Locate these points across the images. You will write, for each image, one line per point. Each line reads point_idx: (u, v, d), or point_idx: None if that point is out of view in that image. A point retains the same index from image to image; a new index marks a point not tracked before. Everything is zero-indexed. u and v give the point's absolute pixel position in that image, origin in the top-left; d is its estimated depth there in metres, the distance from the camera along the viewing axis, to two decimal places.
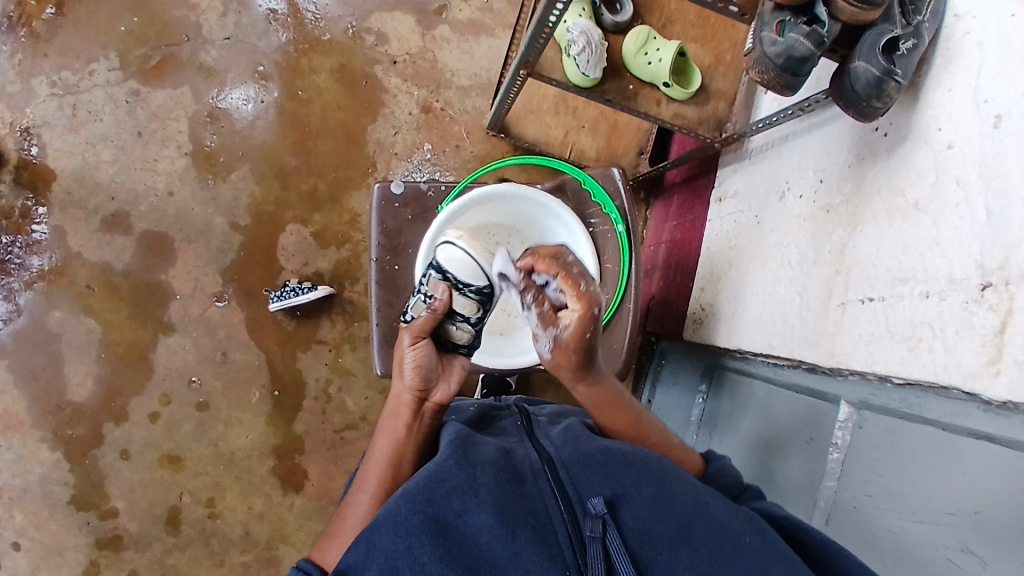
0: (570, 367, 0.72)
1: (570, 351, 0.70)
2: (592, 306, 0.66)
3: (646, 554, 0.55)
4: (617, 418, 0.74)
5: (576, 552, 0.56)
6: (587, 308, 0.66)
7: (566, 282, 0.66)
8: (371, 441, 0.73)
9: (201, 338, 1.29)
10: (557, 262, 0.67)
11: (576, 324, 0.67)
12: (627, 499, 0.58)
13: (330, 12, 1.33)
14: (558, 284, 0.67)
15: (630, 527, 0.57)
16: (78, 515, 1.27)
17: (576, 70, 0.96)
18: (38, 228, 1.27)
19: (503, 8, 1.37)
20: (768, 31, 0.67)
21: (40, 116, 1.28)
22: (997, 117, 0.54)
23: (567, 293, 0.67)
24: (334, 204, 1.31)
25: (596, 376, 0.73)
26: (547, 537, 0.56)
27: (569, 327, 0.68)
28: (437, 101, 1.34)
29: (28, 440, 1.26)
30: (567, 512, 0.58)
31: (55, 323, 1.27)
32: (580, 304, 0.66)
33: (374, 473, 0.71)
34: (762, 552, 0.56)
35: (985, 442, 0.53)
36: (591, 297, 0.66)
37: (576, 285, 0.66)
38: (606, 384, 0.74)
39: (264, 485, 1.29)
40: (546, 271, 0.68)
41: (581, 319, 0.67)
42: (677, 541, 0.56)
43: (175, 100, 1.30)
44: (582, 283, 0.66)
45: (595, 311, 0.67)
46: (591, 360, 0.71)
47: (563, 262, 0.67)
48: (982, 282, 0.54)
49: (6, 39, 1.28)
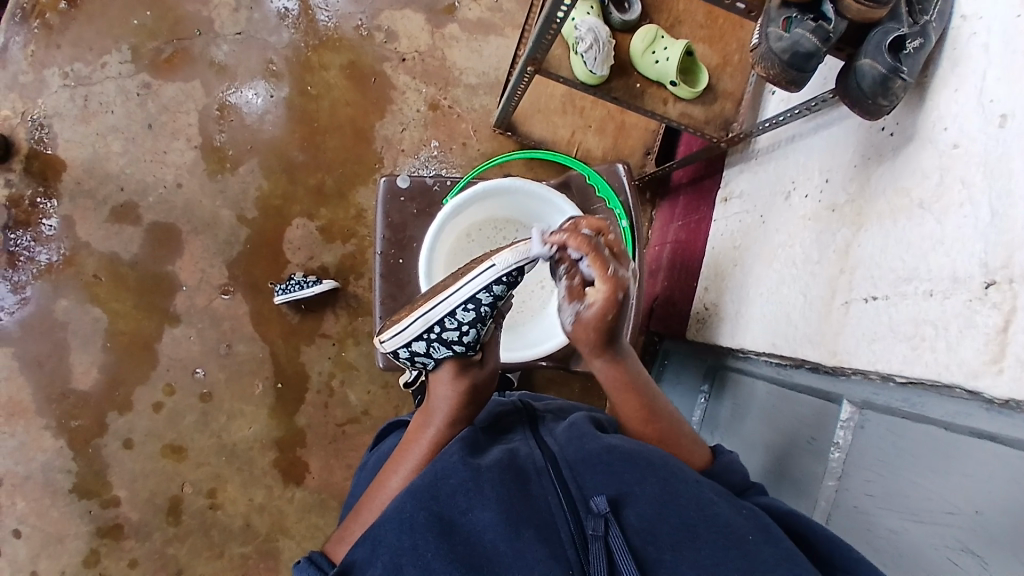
0: (590, 344, 0.67)
1: (591, 330, 0.64)
2: (618, 290, 0.61)
3: (650, 554, 0.54)
4: (629, 403, 0.72)
5: (578, 552, 0.55)
6: (612, 291, 0.61)
7: (593, 259, 0.62)
8: (400, 453, 0.73)
9: (206, 330, 1.30)
10: (590, 240, 0.62)
11: (598, 305, 0.62)
12: (630, 498, 0.58)
13: (341, 10, 1.34)
14: (586, 261, 0.62)
15: (633, 525, 0.56)
16: (79, 503, 1.27)
17: (583, 67, 0.95)
18: (48, 220, 1.28)
19: (512, 8, 1.37)
20: (774, 27, 0.68)
21: (51, 107, 1.29)
22: (1002, 116, 0.54)
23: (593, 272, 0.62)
24: (342, 199, 1.32)
25: (616, 356, 0.69)
26: (551, 535, 0.55)
27: (591, 307, 0.62)
28: (445, 99, 1.35)
29: (31, 427, 1.27)
30: (570, 510, 0.57)
31: (62, 312, 1.28)
32: (605, 284, 0.61)
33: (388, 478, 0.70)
34: (769, 553, 0.54)
35: (987, 441, 0.53)
36: (619, 281, 0.61)
37: (603, 266, 0.61)
38: (623, 364, 0.70)
39: (265, 478, 1.30)
40: (576, 248, 0.63)
41: (604, 302, 0.62)
42: (680, 541, 0.55)
43: (185, 93, 1.31)
44: (611, 265, 0.62)
45: (621, 295, 0.62)
46: (613, 341, 0.67)
47: (596, 241, 0.62)
48: (985, 280, 0.54)
49: (20, 30, 1.29)
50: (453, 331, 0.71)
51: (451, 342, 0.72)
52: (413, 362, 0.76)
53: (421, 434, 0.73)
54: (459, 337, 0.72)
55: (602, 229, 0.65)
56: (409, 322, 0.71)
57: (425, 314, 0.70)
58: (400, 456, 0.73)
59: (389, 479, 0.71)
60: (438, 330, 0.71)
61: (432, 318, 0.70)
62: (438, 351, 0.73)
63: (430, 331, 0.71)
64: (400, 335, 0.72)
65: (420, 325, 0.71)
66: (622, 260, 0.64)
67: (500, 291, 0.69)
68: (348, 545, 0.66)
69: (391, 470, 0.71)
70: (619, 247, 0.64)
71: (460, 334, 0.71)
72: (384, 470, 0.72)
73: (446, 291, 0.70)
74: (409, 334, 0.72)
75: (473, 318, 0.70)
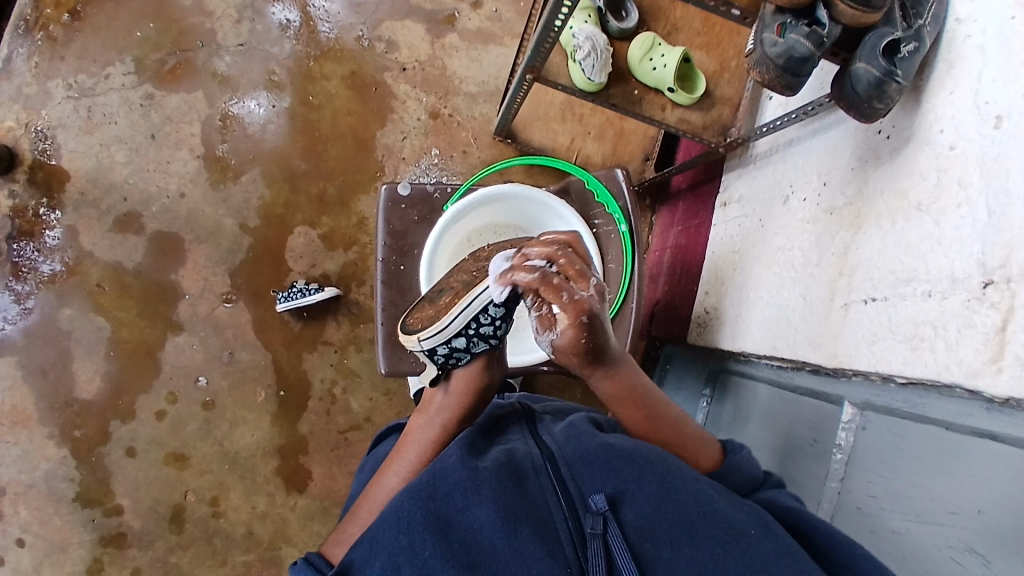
0: (579, 364, 0.66)
1: (572, 355, 0.64)
2: (581, 313, 0.60)
3: (647, 550, 0.54)
4: (632, 412, 0.71)
5: (576, 550, 0.55)
6: (574, 317, 0.59)
7: (546, 292, 0.60)
8: (398, 450, 0.74)
9: (209, 338, 1.30)
10: (540, 272, 0.61)
11: (569, 333, 0.61)
12: (628, 496, 0.58)
13: (343, 21, 1.35)
14: (542, 295, 0.61)
15: (631, 523, 0.56)
16: (82, 512, 1.27)
17: (581, 75, 0.96)
18: (51, 231, 1.29)
19: (511, 17, 1.39)
20: (768, 33, 0.69)
21: (55, 118, 1.31)
22: (998, 117, 0.55)
23: (551, 303, 0.60)
24: (343, 206, 1.33)
25: (610, 368, 0.68)
26: (548, 534, 0.56)
27: (563, 335, 0.61)
28: (445, 108, 1.36)
29: (35, 437, 1.27)
30: (568, 509, 0.58)
31: (66, 321, 1.28)
32: (563, 315, 0.59)
33: (388, 481, 0.71)
34: (767, 546, 0.54)
35: (988, 440, 0.53)
36: (579, 304, 0.59)
37: (558, 296, 0.60)
38: (620, 377, 0.69)
39: (267, 486, 1.30)
40: (529, 283, 0.62)
41: (571, 329, 0.60)
42: (678, 538, 0.55)
43: (188, 104, 1.33)
44: (565, 291, 0.59)
45: (586, 318, 0.60)
46: (603, 357, 0.66)
47: (545, 271, 0.61)
48: (983, 280, 0.54)
49: (24, 42, 1.31)
50: (488, 326, 0.72)
51: (488, 336, 0.73)
52: (443, 357, 0.74)
53: (422, 437, 0.74)
54: (494, 331, 0.72)
55: (552, 252, 0.62)
56: (448, 320, 0.70)
57: (464, 310, 0.70)
58: (396, 455, 0.74)
59: (385, 478, 0.71)
60: (475, 325, 0.71)
61: (470, 313, 0.70)
62: (477, 345, 0.74)
63: (468, 327, 0.71)
64: (440, 332, 0.71)
65: (460, 321, 0.70)
66: (581, 278, 0.61)
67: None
68: (346, 547, 0.66)
69: (388, 468, 0.72)
70: (574, 265, 0.60)
71: (494, 328, 0.72)
72: (382, 468, 0.73)
73: (481, 285, 0.69)
74: (450, 330, 0.71)
75: (504, 313, 0.71)
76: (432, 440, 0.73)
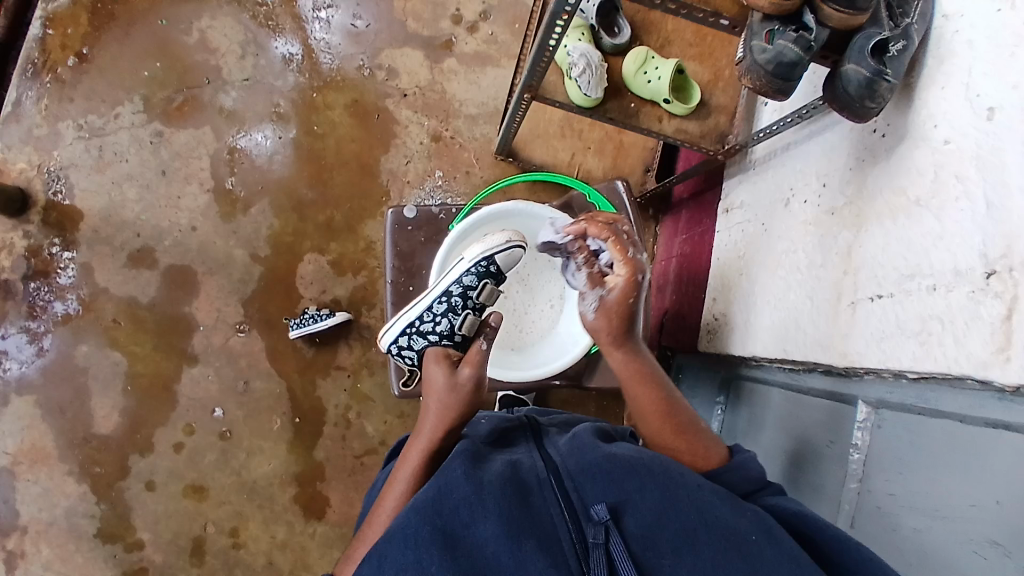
0: (610, 332, 0.74)
1: (611, 316, 0.73)
2: (636, 272, 0.71)
3: (649, 559, 0.55)
4: (643, 393, 0.75)
5: (579, 561, 0.55)
6: (632, 272, 0.71)
7: (615, 246, 0.72)
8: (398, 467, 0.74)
9: (223, 368, 1.32)
10: (610, 231, 0.74)
11: (619, 287, 0.71)
12: (629, 505, 0.58)
13: (343, 51, 1.39)
14: (609, 249, 0.73)
15: (633, 532, 0.56)
16: (104, 547, 1.29)
17: (577, 91, 0.99)
18: (66, 269, 1.32)
19: (507, 39, 1.41)
20: (757, 40, 0.70)
21: (67, 159, 1.34)
22: (990, 109, 0.56)
23: (615, 258, 0.72)
24: (351, 232, 1.35)
25: (634, 344, 0.76)
26: (552, 546, 0.56)
27: (614, 289, 0.72)
28: (447, 131, 1.39)
29: (55, 474, 1.29)
30: (570, 519, 0.58)
31: (82, 357, 1.30)
32: (625, 266, 0.71)
33: (390, 499, 0.71)
34: (770, 552, 0.54)
35: (1002, 431, 0.53)
36: (637, 264, 0.72)
37: (624, 251, 0.72)
38: (640, 357, 0.77)
39: (286, 514, 1.30)
40: (599, 237, 0.74)
41: (626, 284, 0.71)
42: (680, 546, 0.55)
43: (197, 139, 1.36)
44: (630, 250, 0.72)
45: (639, 278, 0.71)
46: (631, 330, 0.75)
47: (616, 231, 0.74)
48: (986, 271, 0.54)
49: (33, 85, 1.34)
50: (428, 322, 0.89)
51: (427, 330, 0.89)
52: (409, 359, 0.93)
53: (418, 449, 0.74)
54: (433, 326, 0.88)
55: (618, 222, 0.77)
56: (398, 318, 0.92)
57: (410, 310, 0.91)
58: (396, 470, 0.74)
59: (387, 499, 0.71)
60: (417, 323, 0.90)
61: (413, 313, 0.90)
62: (422, 341, 0.89)
63: (411, 325, 0.90)
64: (393, 329, 0.92)
65: (405, 321, 0.91)
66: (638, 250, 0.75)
67: (461, 285, 0.88)
68: (354, 564, 0.68)
69: (389, 486, 0.72)
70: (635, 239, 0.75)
71: (433, 323, 0.88)
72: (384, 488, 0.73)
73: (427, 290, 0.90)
74: (399, 327, 0.91)
75: (442, 309, 0.88)
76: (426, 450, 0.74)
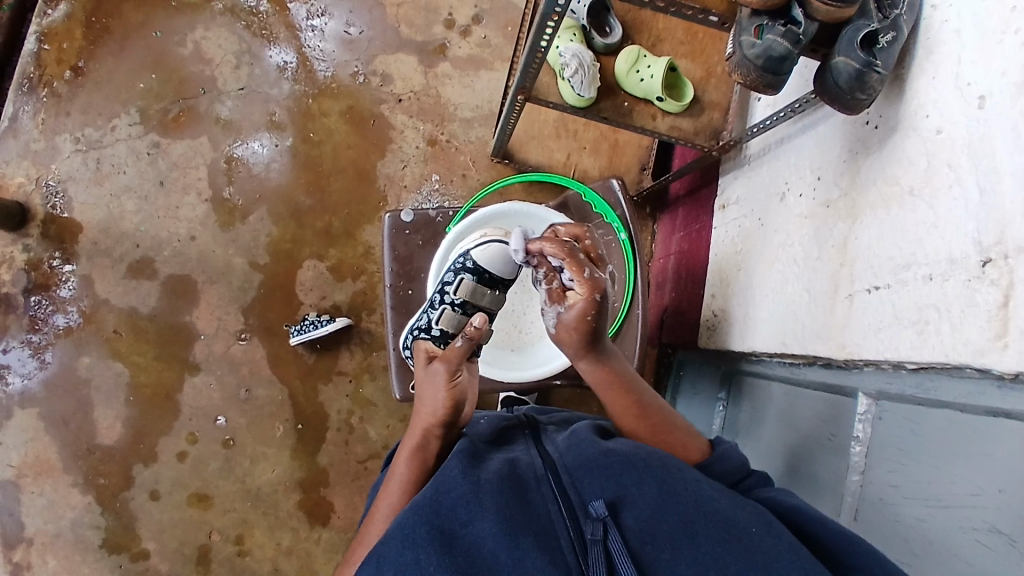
0: (574, 344, 0.71)
1: (573, 331, 0.69)
2: (596, 290, 0.66)
3: (648, 553, 0.54)
4: (617, 399, 0.74)
5: (577, 557, 0.55)
6: (589, 293, 0.66)
7: (570, 265, 0.67)
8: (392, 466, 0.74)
9: (226, 376, 1.32)
10: (566, 247, 0.69)
11: (579, 306, 0.67)
12: (627, 500, 0.58)
13: (338, 59, 1.39)
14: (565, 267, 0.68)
15: (632, 528, 0.56)
16: (110, 558, 1.29)
17: (571, 91, 0.99)
18: (66, 282, 1.32)
19: (500, 42, 1.42)
20: (746, 35, 0.70)
21: (65, 171, 1.35)
22: (980, 97, 0.56)
23: (571, 276, 0.67)
24: (349, 238, 1.36)
25: (601, 353, 0.73)
26: (550, 543, 0.55)
27: (573, 308, 0.67)
28: (442, 135, 1.39)
29: (59, 486, 1.29)
30: (567, 515, 0.58)
31: (84, 369, 1.31)
32: (581, 287, 0.66)
33: (385, 500, 0.71)
34: (769, 542, 0.55)
35: (1003, 418, 0.53)
36: (596, 282, 0.66)
37: (579, 270, 0.66)
38: (609, 363, 0.74)
39: (290, 520, 1.30)
40: (555, 255, 0.69)
41: (584, 303, 0.66)
42: (679, 540, 0.55)
43: (194, 150, 1.36)
44: (587, 268, 0.67)
45: (599, 296, 0.66)
46: (597, 340, 0.71)
47: (572, 248, 0.68)
48: (981, 258, 0.55)
49: (29, 100, 1.35)
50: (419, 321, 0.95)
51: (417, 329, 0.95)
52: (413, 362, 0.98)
53: (405, 448, 0.74)
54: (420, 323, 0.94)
55: (580, 233, 0.72)
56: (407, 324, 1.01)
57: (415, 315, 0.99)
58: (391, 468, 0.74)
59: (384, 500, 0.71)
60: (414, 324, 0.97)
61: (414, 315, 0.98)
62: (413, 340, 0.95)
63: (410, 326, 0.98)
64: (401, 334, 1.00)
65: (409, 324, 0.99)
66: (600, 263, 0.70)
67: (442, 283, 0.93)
68: (353, 564, 0.68)
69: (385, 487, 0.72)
70: (597, 250, 0.71)
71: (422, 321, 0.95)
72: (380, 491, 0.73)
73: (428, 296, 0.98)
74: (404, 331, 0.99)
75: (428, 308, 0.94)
76: (411, 448, 0.74)
